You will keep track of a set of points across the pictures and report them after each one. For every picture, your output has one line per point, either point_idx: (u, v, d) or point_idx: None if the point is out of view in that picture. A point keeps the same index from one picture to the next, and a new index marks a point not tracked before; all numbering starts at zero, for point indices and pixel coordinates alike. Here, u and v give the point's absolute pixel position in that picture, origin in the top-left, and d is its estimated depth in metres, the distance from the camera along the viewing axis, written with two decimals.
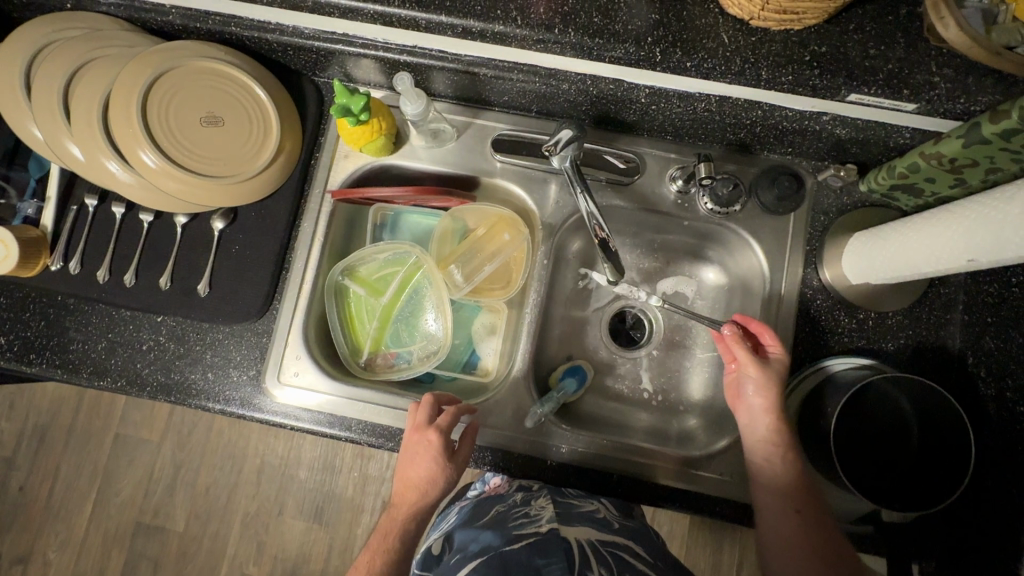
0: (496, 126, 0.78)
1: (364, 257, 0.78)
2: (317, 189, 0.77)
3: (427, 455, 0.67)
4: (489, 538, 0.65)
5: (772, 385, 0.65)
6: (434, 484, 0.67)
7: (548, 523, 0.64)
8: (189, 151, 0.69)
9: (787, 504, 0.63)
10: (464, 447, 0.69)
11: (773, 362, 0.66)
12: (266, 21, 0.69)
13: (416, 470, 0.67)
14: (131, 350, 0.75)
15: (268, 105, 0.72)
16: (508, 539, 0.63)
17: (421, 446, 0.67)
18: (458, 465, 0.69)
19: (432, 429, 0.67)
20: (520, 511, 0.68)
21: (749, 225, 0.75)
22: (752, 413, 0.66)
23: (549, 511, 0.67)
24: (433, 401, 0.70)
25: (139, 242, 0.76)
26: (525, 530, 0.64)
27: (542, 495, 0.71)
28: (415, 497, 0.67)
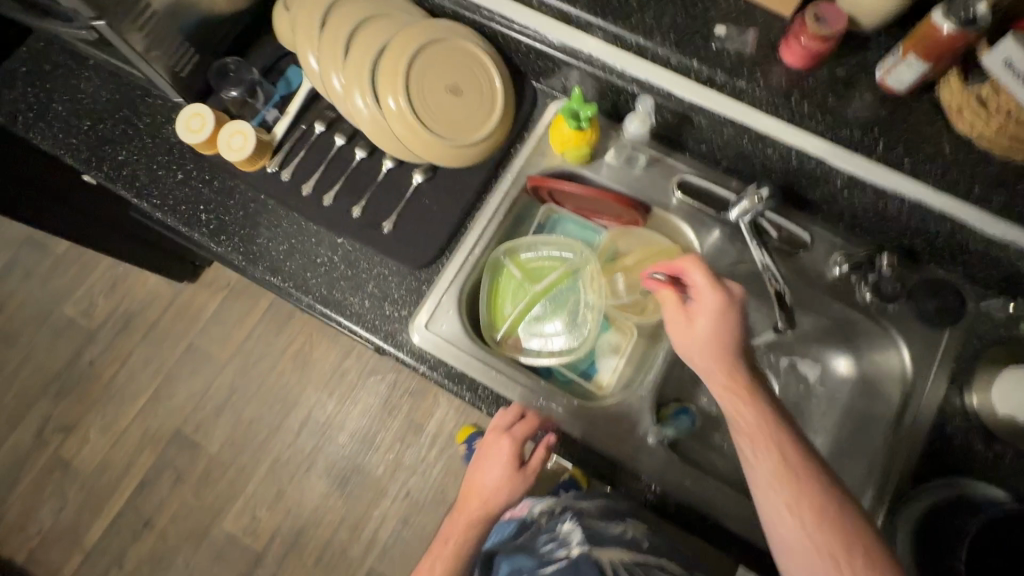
0: (683, 168, 0.84)
1: (531, 245, 0.85)
2: (510, 174, 0.85)
3: (497, 457, 0.72)
4: (522, 558, 0.77)
5: (685, 333, 0.67)
6: (502, 489, 0.72)
7: (578, 547, 0.74)
8: (426, 106, 0.78)
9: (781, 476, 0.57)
10: (535, 459, 0.73)
11: (693, 306, 0.68)
12: (521, 24, 0.78)
13: (484, 473, 0.73)
14: (306, 258, 0.83)
15: (500, 94, 0.82)
16: (540, 564, 0.74)
17: (495, 446, 0.73)
18: (524, 477, 0.73)
19: (507, 434, 0.73)
20: (544, 536, 0.79)
21: (902, 328, 0.77)
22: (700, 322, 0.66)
23: (576, 532, 0.77)
24: (518, 407, 0.75)
25: (346, 172, 0.85)
26: (553, 558, 0.74)
27: (565, 516, 0.80)
28: (475, 502, 0.73)
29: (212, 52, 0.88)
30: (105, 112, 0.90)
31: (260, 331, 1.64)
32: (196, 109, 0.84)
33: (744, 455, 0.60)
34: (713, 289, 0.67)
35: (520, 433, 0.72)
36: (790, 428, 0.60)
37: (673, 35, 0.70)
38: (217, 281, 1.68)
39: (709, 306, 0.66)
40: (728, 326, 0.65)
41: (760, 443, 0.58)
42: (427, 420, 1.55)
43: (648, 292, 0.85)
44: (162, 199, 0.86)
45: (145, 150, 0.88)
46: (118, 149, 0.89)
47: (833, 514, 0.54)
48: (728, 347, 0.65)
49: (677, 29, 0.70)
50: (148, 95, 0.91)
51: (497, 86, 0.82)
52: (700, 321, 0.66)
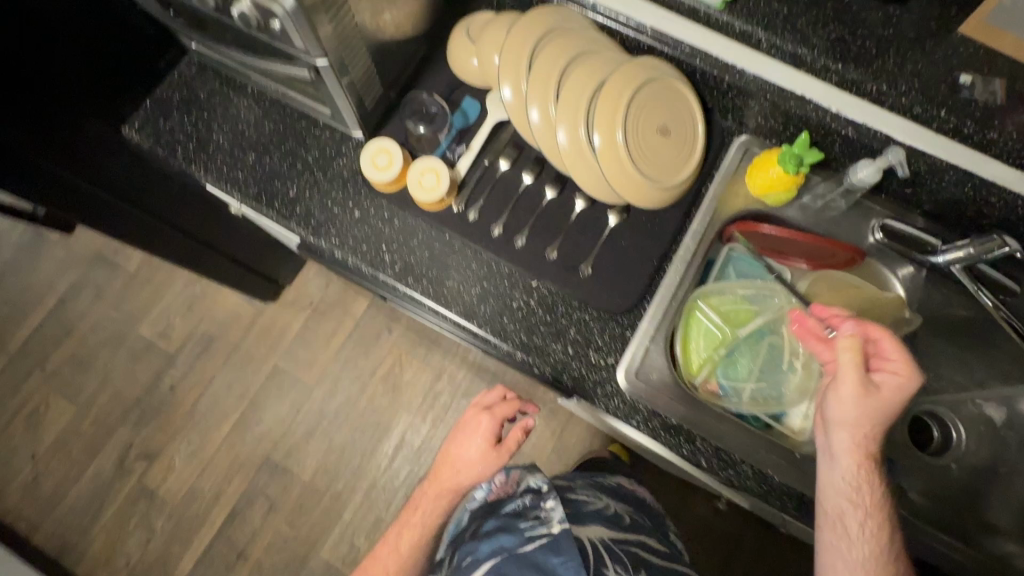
0: (883, 212, 0.82)
1: (725, 289, 0.83)
2: (704, 216, 0.83)
3: (472, 433, 0.87)
4: (507, 534, 0.79)
5: (876, 406, 0.64)
6: (474, 460, 0.87)
7: (558, 524, 0.78)
8: (638, 145, 0.76)
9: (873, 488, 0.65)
10: (510, 440, 0.87)
11: (879, 379, 0.64)
12: (732, 62, 0.76)
13: (461, 443, 0.88)
14: (501, 303, 0.80)
15: (700, 138, 0.79)
16: (523, 539, 0.78)
17: (476, 422, 0.88)
18: (495, 451, 0.87)
19: (483, 413, 0.88)
20: (533, 512, 0.82)
21: None
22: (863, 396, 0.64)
23: (557, 513, 0.80)
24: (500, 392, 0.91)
25: (537, 212, 0.82)
26: (536, 531, 0.78)
27: (550, 497, 0.83)
28: (449, 468, 0.89)
29: (390, 84, 0.84)
30: (270, 144, 0.86)
31: (346, 354, 1.60)
32: (383, 144, 0.80)
33: (848, 491, 0.65)
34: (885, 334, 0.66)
35: (501, 411, 0.88)
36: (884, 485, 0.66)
37: (918, 85, 0.69)
38: (299, 301, 1.62)
39: (900, 360, 0.65)
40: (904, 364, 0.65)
41: (855, 459, 0.65)
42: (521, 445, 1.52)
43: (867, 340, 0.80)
44: (341, 239, 0.83)
45: (317, 186, 0.84)
46: (289, 184, 0.84)
47: (877, 526, 0.64)
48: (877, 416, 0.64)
49: (922, 78, 0.69)
50: (314, 127, 0.86)
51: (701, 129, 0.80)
52: (880, 391, 0.64)
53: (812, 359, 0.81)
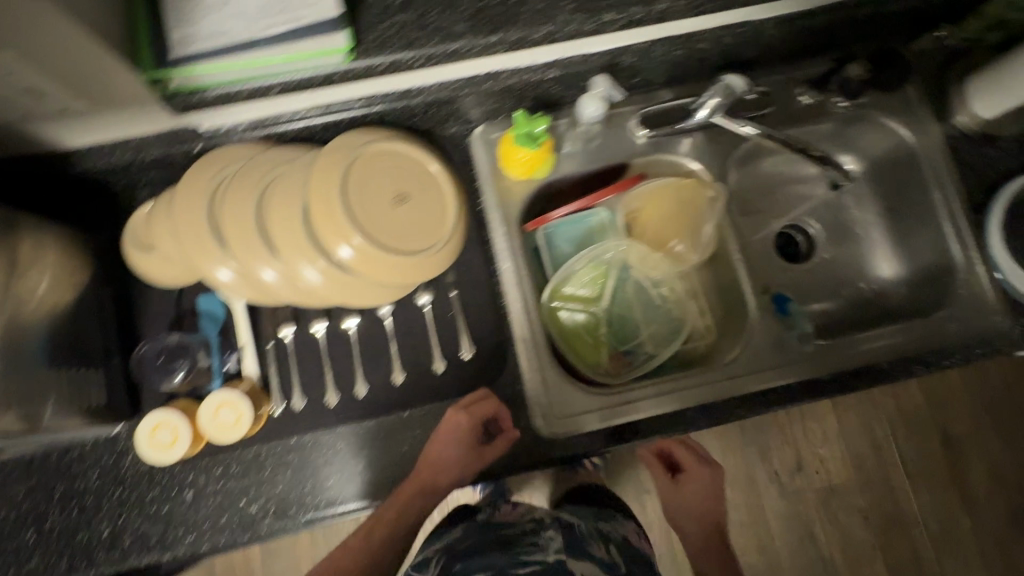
0: (632, 109, 0.80)
1: (567, 275, 0.79)
2: (496, 229, 0.76)
3: (450, 433, 0.68)
4: (496, 555, 0.72)
5: (695, 467, 0.72)
6: (453, 467, 0.67)
7: (555, 554, 0.72)
8: (382, 231, 0.66)
9: (693, 475, 0.91)
10: (493, 445, 0.69)
11: (682, 478, 0.92)
12: (409, 87, 0.70)
13: (438, 448, 0.68)
14: (390, 458, 0.71)
15: (440, 175, 0.71)
16: (514, 563, 0.70)
17: (449, 421, 0.68)
18: (484, 453, 0.68)
19: (458, 412, 0.69)
20: (528, 539, 0.76)
21: (879, 106, 0.82)
22: (677, 465, 0.72)
23: (558, 542, 0.75)
24: (482, 394, 0.71)
25: (354, 350, 0.73)
26: (532, 555, 0.72)
27: (551, 527, 0.79)
28: (428, 476, 0.68)
29: (105, 353, 0.68)
30: (41, 506, 0.68)
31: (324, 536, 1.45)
32: (155, 418, 0.66)
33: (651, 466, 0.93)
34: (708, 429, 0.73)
35: (479, 412, 0.69)
36: (697, 459, 0.92)
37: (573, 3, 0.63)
38: None
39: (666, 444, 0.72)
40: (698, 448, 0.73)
41: (660, 465, 0.93)
42: None
43: (704, 232, 0.82)
44: (195, 531, 0.69)
45: (125, 502, 0.69)
46: (95, 527, 0.69)
47: (691, 485, 0.91)
48: (707, 462, 0.74)
49: None
50: (70, 451, 0.70)
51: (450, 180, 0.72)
52: (690, 486, 0.91)
53: (672, 279, 0.82)
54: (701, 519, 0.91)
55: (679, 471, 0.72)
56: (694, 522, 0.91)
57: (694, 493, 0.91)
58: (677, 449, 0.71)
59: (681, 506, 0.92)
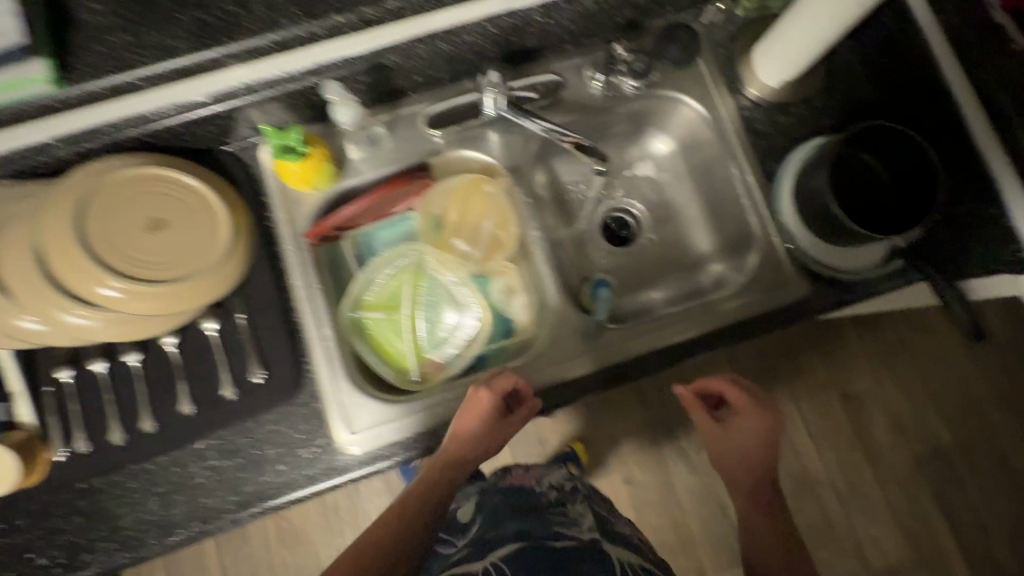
0: (419, 108, 0.79)
1: (365, 284, 0.78)
2: (287, 245, 0.75)
3: (473, 412, 0.68)
4: (531, 524, 0.75)
5: (753, 432, 0.77)
6: (480, 439, 0.68)
7: (588, 530, 0.76)
8: (138, 263, 0.65)
9: (761, 439, 0.77)
10: (521, 411, 0.70)
11: (729, 418, 0.78)
12: (159, 108, 0.63)
13: (463, 425, 0.68)
14: (187, 490, 0.70)
15: (201, 189, 0.69)
16: (550, 534, 0.73)
17: (473, 402, 0.68)
18: (506, 423, 0.69)
19: (482, 390, 0.69)
20: (555, 510, 0.79)
21: (672, 84, 0.81)
22: (756, 422, 0.77)
23: (586, 517, 0.79)
24: (509, 375, 0.71)
25: (139, 385, 0.70)
26: (567, 529, 0.74)
27: (577, 501, 0.82)
28: (463, 451, 0.68)
29: None
30: None
31: None
32: None
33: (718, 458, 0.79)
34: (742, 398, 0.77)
35: (501, 385, 0.70)
36: (764, 421, 0.77)
37: (297, 7, 0.61)
38: None
39: (745, 396, 0.77)
40: (751, 423, 0.77)
41: (740, 433, 0.77)
42: None
43: (487, 229, 0.83)
44: None
45: None
46: None
47: (744, 476, 0.78)
48: (765, 435, 0.77)
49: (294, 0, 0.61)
50: None
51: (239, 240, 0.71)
52: (740, 424, 0.77)
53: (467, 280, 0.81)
54: (764, 506, 0.79)
55: (759, 435, 0.76)
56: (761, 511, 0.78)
57: (742, 451, 0.77)
58: (755, 431, 0.77)
59: (756, 522, 0.79)
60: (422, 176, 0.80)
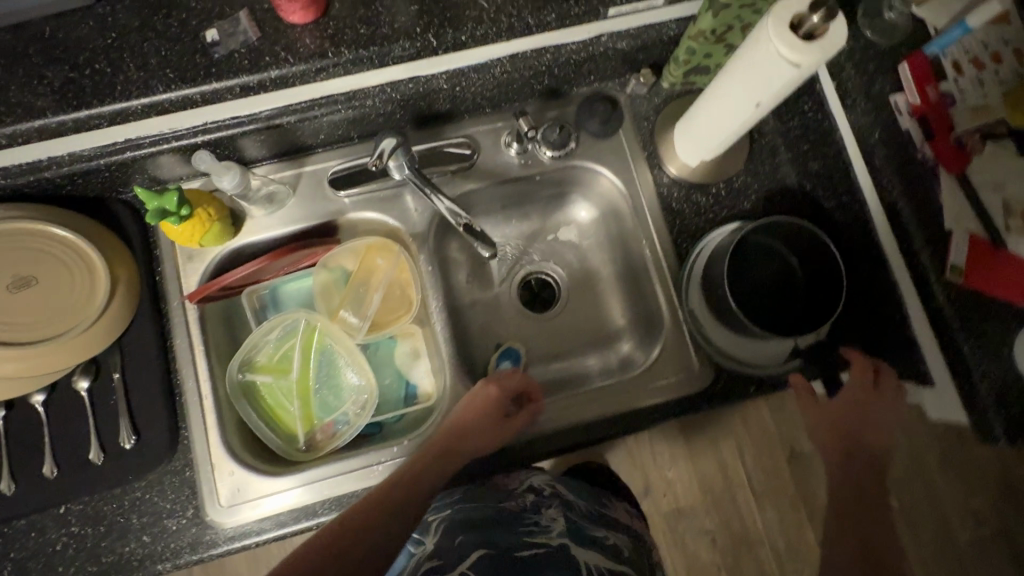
0: (325, 166, 0.76)
1: (255, 345, 0.76)
2: (173, 301, 0.72)
3: (488, 401, 0.70)
4: (497, 531, 0.65)
5: (855, 405, 0.66)
6: (483, 435, 0.69)
7: (558, 537, 0.66)
8: (2, 324, 0.64)
9: (887, 417, 0.65)
10: (520, 413, 0.73)
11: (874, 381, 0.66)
12: (37, 159, 0.61)
13: (469, 418, 0.69)
14: (43, 557, 0.66)
15: (76, 243, 0.66)
16: (520, 543, 0.64)
17: (484, 394, 0.71)
18: (508, 420, 0.71)
19: (491, 385, 0.71)
20: (530, 515, 0.69)
21: (590, 154, 0.79)
22: (881, 404, 0.65)
23: (558, 522, 0.69)
24: (511, 376, 0.75)
25: (2, 443, 0.67)
26: (536, 538, 0.65)
27: (551, 505, 0.72)
28: (458, 448, 0.68)
29: None
30: None
31: None
32: None
33: (829, 439, 0.68)
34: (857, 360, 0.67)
35: (507, 385, 0.73)
36: (883, 407, 0.65)
37: (172, 73, 0.59)
38: None
39: (887, 370, 0.66)
40: (873, 409, 0.66)
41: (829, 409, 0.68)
42: None
43: (377, 301, 0.80)
44: None
45: None
46: None
47: (862, 467, 0.65)
48: (878, 416, 0.65)
49: (170, 63, 0.59)
50: None
51: (105, 320, 0.67)
52: (877, 402, 0.66)
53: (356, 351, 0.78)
54: (855, 507, 0.64)
55: (899, 410, 0.65)
56: (862, 517, 0.63)
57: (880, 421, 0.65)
58: (892, 412, 0.65)
59: (859, 528, 0.62)
60: (326, 239, 0.78)
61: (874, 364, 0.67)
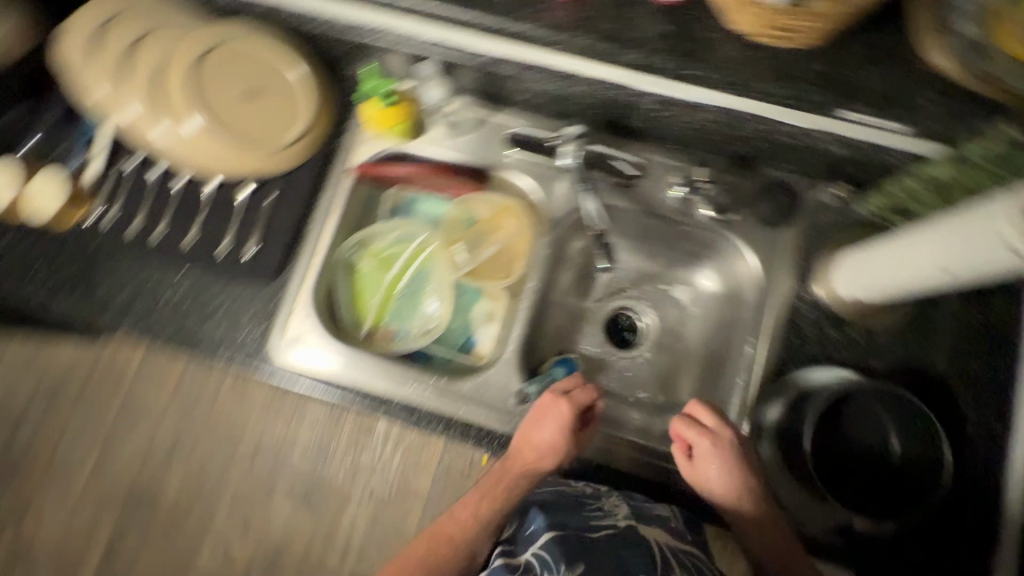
0: (511, 122, 0.82)
1: (377, 233, 0.85)
2: (338, 166, 0.83)
3: (557, 416, 0.72)
4: (568, 516, 0.71)
5: (707, 478, 0.70)
6: (553, 446, 0.72)
7: (623, 521, 0.69)
8: (219, 118, 0.77)
9: (749, 498, 0.69)
10: (587, 426, 0.76)
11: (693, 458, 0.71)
12: (306, 11, 0.72)
13: (541, 430, 0.72)
14: (151, 298, 0.81)
15: (297, 86, 0.78)
16: (589, 526, 0.69)
17: (550, 407, 0.73)
18: (577, 436, 0.74)
19: (563, 398, 0.73)
20: (592, 502, 0.73)
21: (746, 233, 0.78)
22: (710, 471, 0.69)
23: (621, 508, 0.72)
24: (584, 387, 0.75)
25: (170, 201, 0.81)
26: (602, 521, 0.69)
27: (611, 493, 0.74)
28: (534, 455, 0.73)
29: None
30: None
31: None
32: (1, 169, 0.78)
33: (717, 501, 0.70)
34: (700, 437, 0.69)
35: (579, 399, 0.74)
36: (738, 477, 0.69)
37: None
38: None
39: (705, 442, 0.69)
40: (716, 471, 0.69)
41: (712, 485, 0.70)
42: None
43: (489, 254, 0.85)
44: None
45: None
46: None
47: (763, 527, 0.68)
48: (741, 482, 0.69)
49: None
50: None
51: (285, 154, 0.79)
52: (703, 467, 0.70)
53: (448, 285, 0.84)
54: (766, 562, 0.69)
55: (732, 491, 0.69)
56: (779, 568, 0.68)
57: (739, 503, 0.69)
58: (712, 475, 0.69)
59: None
60: (475, 179, 0.84)
61: (706, 442, 0.69)
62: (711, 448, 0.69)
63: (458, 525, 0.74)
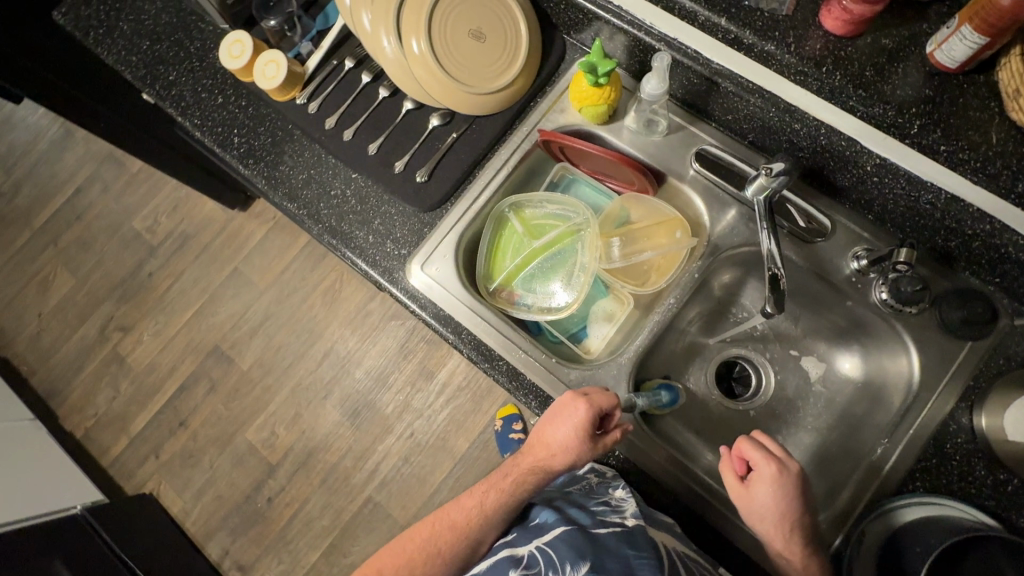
0: (704, 138, 0.81)
1: (534, 201, 0.85)
2: (525, 127, 0.84)
3: (571, 418, 0.68)
4: (574, 510, 0.70)
5: (760, 507, 0.65)
6: (565, 447, 0.69)
7: (632, 517, 0.66)
8: (446, 47, 0.77)
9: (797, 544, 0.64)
10: (607, 437, 0.69)
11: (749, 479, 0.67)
12: None
13: (554, 429, 0.69)
14: (322, 188, 0.87)
15: (523, 40, 0.81)
16: (594, 518, 0.67)
17: (567, 407, 0.69)
18: (594, 441, 0.69)
19: (581, 400, 0.68)
20: (601, 496, 0.72)
21: (916, 332, 0.72)
22: (763, 500, 0.64)
23: (631, 501, 0.69)
24: (606, 395, 0.69)
25: (368, 109, 0.86)
26: (609, 516, 0.67)
27: (617, 484, 0.72)
28: (545, 453, 0.71)
29: None
30: (163, 33, 0.95)
31: (295, 266, 1.69)
32: (237, 35, 0.85)
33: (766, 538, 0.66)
34: (759, 456, 0.65)
35: (599, 402, 0.68)
36: (789, 506, 0.64)
37: None
38: (264, 213, 1.73)
39: (767, 470, 0.64)
40: (768, 499, 0.64)
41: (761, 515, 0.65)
42: (438, 370, 1.58)
43: (645, 259, 0.82)
44: (202, 120, 0.91)
45: (188, 73, 0.93)
46: (170, 69, 0.94)
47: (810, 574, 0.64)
48: (792, 517, 0.64)
49: None
50: (202, 22, 0.95)
51: (491, 99, 0.81)
52: (758, 494, 0.65)
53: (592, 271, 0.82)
54: None
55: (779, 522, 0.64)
56: None
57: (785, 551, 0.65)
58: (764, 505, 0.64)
59: None
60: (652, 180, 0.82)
61: (766, 469, 0.64)
62: (771, 475, 0.64)
63: (463, 513, 0.72)
